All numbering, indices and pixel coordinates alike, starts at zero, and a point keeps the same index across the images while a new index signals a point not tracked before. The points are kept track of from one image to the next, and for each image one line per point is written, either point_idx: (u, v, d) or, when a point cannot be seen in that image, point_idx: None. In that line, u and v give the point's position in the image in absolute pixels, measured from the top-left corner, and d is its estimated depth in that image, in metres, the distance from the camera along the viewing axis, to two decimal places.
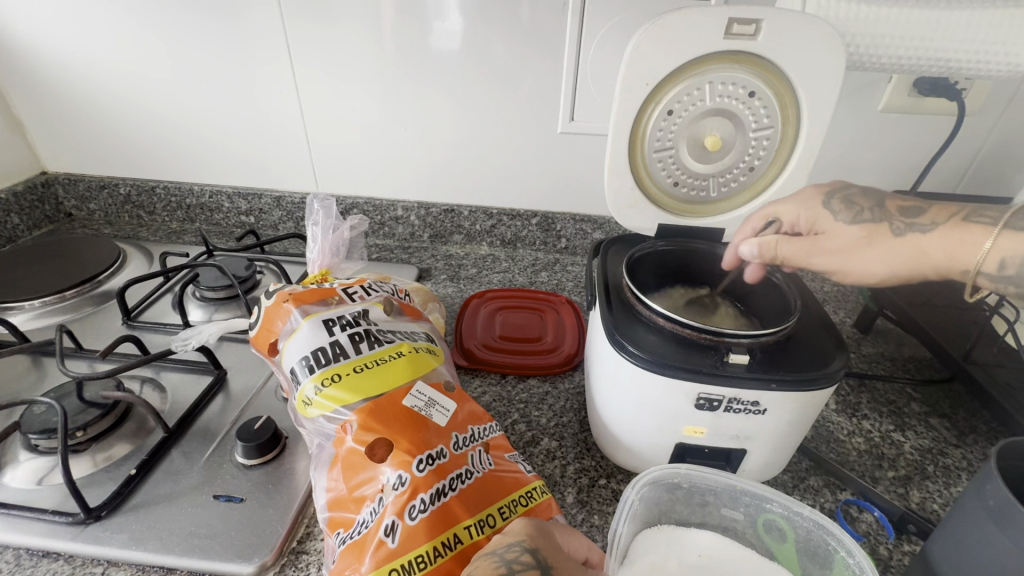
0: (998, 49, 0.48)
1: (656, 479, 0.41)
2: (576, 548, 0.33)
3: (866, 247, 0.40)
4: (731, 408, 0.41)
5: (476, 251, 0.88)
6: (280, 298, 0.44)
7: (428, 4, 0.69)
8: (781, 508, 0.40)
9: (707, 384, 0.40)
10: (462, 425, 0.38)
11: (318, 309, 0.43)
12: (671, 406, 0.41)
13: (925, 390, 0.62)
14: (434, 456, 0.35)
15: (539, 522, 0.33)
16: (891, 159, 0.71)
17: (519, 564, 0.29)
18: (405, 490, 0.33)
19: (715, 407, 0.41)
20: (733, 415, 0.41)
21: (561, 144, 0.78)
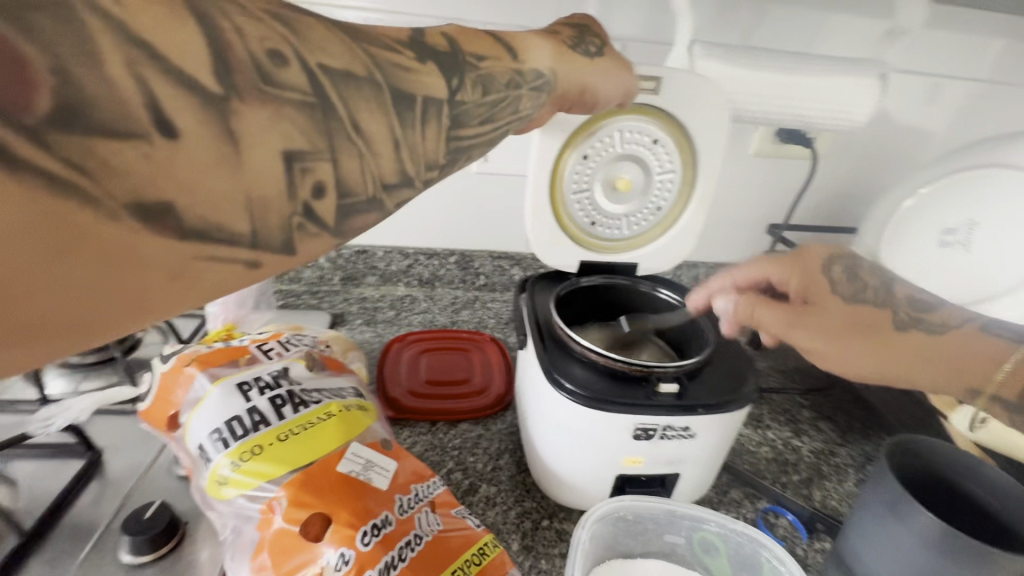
0: (842, 108, 0.58)
1: (602, 515, 0.40)
2: (610, 86, 0.46)
3: (856, 338, 0.45)
4: (666, 435, 0.42)
5: (393, 292, 0.85)
6: (181, 363, 0.39)
7: None
8: (717, 526, 0.41)
9: (643, 414, 0.42)
10: (403, 484, 0.35)
11: (230, 372, 0.39)
12: (611, 441, 0.42)
13: (811, 397, 0.71)
14: (379, 526, 0.32)
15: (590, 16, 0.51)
16: (763, 197, 0.82)
17: (588, 29, 0.47)
18: (350, 569, 0.29)
19: (651, 436, 0.42)
20: (668, 442, 0.43)
21: (476, 183, 0.79)
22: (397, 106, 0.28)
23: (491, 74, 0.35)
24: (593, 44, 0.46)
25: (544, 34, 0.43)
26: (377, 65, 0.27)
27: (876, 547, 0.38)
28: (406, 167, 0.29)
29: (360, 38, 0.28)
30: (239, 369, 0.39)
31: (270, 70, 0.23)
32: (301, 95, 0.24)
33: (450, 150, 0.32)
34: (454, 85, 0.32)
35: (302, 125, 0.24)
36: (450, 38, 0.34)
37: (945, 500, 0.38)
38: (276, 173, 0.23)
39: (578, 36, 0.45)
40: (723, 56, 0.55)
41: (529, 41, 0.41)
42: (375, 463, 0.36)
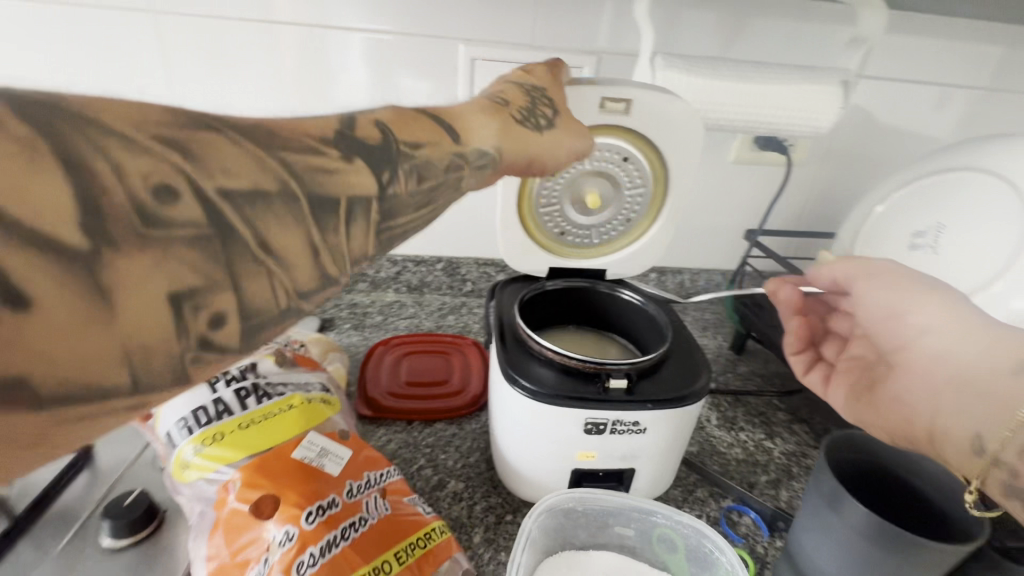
0: (805, 115, 0.59)
1: (551, 506, 0.42)
2: (561, 156, 0.49)
3: None
4: (616, 429, 0.44)
5: (382, 298, 0.88)
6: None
7: (333, 61, 0.71)
8: (665, 518, 0.42)
9: (592, 407, 0.43)
10: (355, 470, 0.38)
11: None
12: (563, 435, 0.44)
13: (788, 400, 0.71)
14: (325, 507, 0.34)
15: (559, 72, 0.52)
16: (742, 203, 0.83)
17: (541, 100, 0.48)
18: (293, 545, 0.32)
19: (602, 430, 0.44)
20: (620, 437, 0.44)
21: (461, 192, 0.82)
22: (315, 214, 0.28)
23: (428, 160, 0.36)
24: (545, 116, 0.48)
25: (492, 111, 0.44)
26: (292, 173, 0.27)
27: (813, 537, 0.39)
28: (325, 272, 0.29)
29: (270, 148, 0.27)
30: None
31: (158, 208, 0.22)
32: (195, 228, 0.23)
33: (382, 241, 0.34)
34: (384, 179, 0.33)
35: (197, 255, 0.23)
36: (383, 128, 0.35)
37: (885, 492, 0.39)
38: (158, 317, 0.22)
39: (528, 109, 0.47)
40: (685, 67, 0.57)
41: (474, 122, 0.42)
42: (329, 449, 0.38)
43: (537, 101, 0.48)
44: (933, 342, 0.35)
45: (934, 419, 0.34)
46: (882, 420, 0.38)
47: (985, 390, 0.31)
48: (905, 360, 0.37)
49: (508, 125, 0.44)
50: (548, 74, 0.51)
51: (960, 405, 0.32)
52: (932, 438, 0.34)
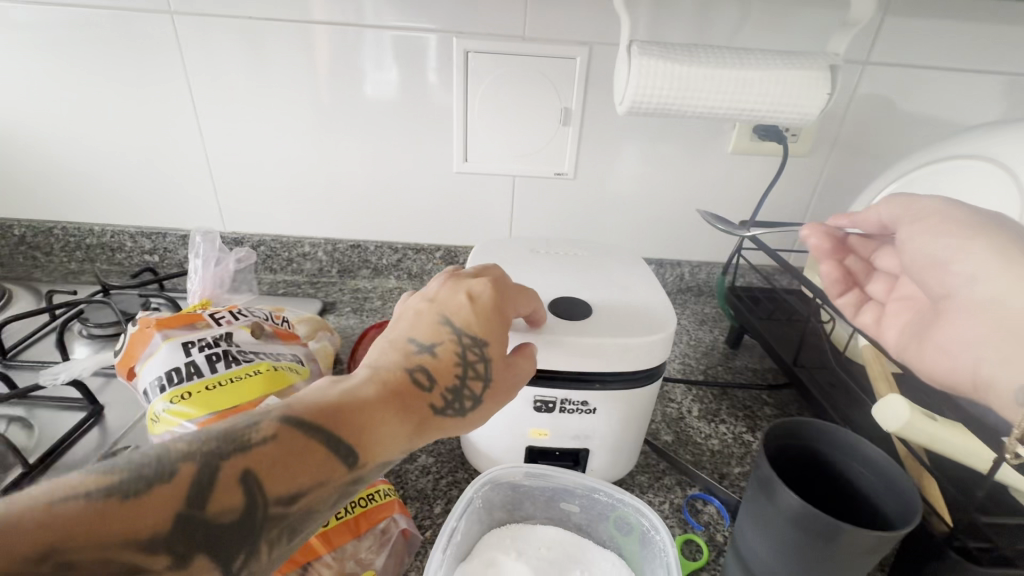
0: (791, 102, 0.58)
1: (493, 480, 0.45)
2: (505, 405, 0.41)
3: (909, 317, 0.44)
4: (566, 408, 0.45)
5: (384, 284, 0.92)
6: (146, 324, 0.46)
7: (349, 57, 0.75)
8: (607, 497, 0.44)
9: (540, 385, 0.44)
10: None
11: (182, 332, 0.46)
12: (514, 412, 0.45)
13: (777, 395, 0.70)
14: None
15: (502, 293, 0.41)
16: (742, 194, 0.82)
17: (473, 353, 0.38)
18: None
19: (551, 408, 0.45)
20: (570, 415, 0.46)
21: (457, 182, 0.84)
22: None
23: (306, 510, 0.30)
24: (472, 393, 0.38)
25: (403, 410, 0.34)
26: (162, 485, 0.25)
27: (750, 521, 0.39)
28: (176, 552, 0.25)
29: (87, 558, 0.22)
30: (190, 331, 0.46)
31: None
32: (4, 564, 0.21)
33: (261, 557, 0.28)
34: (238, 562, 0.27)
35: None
36: (252, 479, 0.28)
37: (826, 481, 0.39)
38: None
39: (453, 389, 0.37)
40: (661, 54, 0.57)
41: (379, 429, 0.33)
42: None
43: (467, 356, 0.38)
44: (979, 291, 0.35)
45: (978, 361, 0.35)
46: (928, 363, 0.40)
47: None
48: (950, 309, 0.38)
49: (424, 420, 0.36)
50: (492, 307, 0.40)
51: (1003, 355, 0.34)
52: (975, 381, 0.36)
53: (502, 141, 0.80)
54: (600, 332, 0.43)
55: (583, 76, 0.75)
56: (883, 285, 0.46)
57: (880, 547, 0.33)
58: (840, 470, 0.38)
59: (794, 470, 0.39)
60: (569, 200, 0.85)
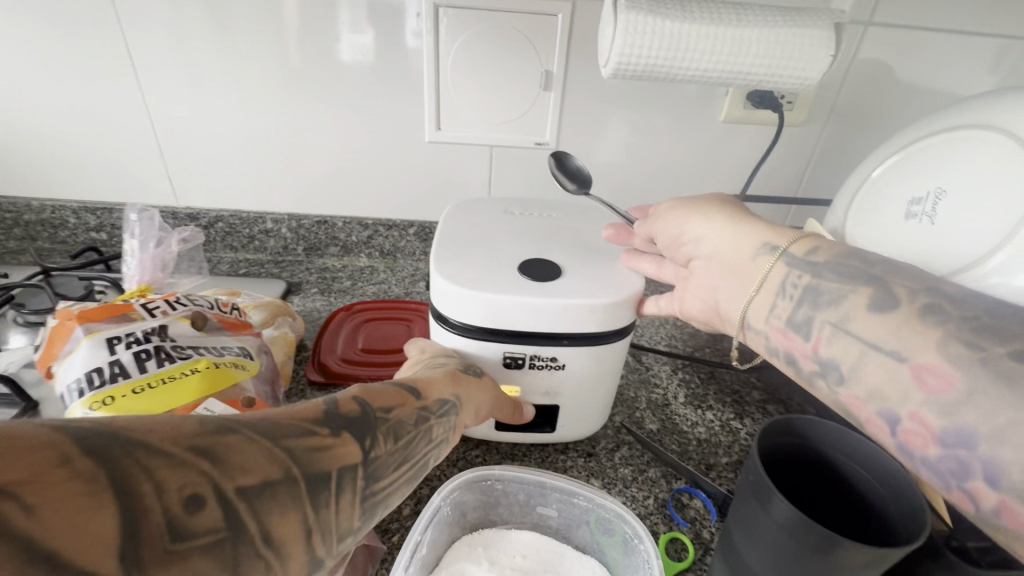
0: (790, 65, 0.53)
1: (465, 483, 0.41)
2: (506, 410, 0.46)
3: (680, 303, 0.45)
4: (535, 363, 0.46)
5: (354, 263, 0.86)
6: (65, 318, 0.40)
7: (307, 11, 0.67)
8: (586, 501, 0.41)
9: (510, 343, 0.45)
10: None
11: (108, 326, 0.40)
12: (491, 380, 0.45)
13: (765, 378, 0.67)
14: None
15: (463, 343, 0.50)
16: (732, 166, 0.78)
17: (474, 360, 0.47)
18: None
19: (521, 364, 0.46)
20: (540, 371, 0.47)
21: (431, 153, 0.78)
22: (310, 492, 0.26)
23: (400, 419, 0.35)
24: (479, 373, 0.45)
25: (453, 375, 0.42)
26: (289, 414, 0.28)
27: (741, 527, 0.37)
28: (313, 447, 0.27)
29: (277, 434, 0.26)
30: (118, 325, 0.40)
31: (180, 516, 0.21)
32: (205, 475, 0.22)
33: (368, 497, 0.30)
34: (366, 445, 0.30)
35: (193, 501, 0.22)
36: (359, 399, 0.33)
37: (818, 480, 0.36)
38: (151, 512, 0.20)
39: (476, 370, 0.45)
40: (651, 8, 0.51)
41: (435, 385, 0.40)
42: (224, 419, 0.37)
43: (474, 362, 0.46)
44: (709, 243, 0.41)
45: (716, 302, 0.41)
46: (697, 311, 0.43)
47: (743, 273, 0.39)
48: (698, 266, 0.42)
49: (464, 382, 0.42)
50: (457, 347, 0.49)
51: (732, 291, 0.40)
52: (719, 315, 0.42)
53: (478, 109, 0.74)
54: (573, 293, 0.43)
55: (566, 35, 0.68)
56: (673, 270, 0.45)
57: (876, 563, 0.31)
58: (837, 472, 0.36)
59: (787, 466, 0.37)
60: (551, 173, 0.80)
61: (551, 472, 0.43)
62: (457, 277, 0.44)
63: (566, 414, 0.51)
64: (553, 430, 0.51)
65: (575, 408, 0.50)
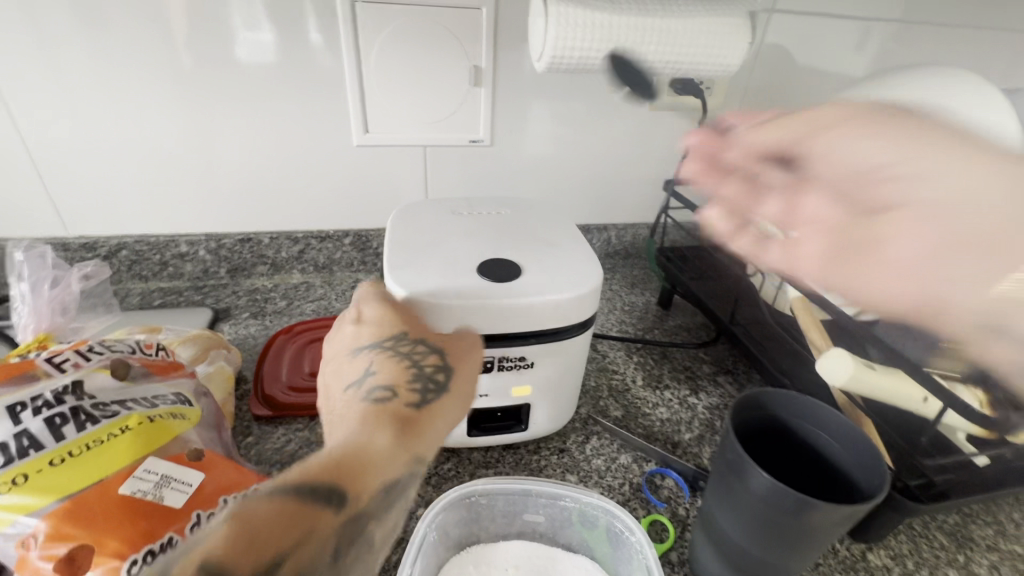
0: (714, 52, 0.55)
1: (447, 503, 0.40)
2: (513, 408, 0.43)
3: None
4: (504, 365, 0.45)
5: (287, 281, 0.80)
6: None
7: (204, 10, 0.61)
8: (571, 501, 0.41)
9: None
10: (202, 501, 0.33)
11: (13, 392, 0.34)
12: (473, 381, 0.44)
13: (712, 352, 0.71)
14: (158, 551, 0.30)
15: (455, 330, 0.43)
16: (661, 152, 0.81)
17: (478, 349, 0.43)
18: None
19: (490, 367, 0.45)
20: (509, 372, 0.46)
21: (360, 158, 0.74)
22: None
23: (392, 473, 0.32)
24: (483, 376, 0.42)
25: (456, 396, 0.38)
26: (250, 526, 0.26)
27: (721, 501, 0.38)
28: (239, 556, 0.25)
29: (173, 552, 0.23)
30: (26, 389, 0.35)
31: None
32: None
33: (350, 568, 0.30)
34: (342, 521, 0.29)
35: None
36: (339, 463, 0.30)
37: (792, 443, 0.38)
38: None
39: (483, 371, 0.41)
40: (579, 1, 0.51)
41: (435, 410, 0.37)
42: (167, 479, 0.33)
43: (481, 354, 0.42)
44: None
45: None
46: None
47: None
48: None
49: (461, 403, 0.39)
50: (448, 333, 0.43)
51: None
52: None
53: (407, 109, 0.71)
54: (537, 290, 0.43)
55: (491, 29, 0.67)
56: None
57: (847, 518, 0.33)
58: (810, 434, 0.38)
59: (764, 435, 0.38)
60: (489, 169, 0.78)
61: (532, 477, 0.42)
62: (416, 286, 0.42)
63: (538, 412, 0.50)
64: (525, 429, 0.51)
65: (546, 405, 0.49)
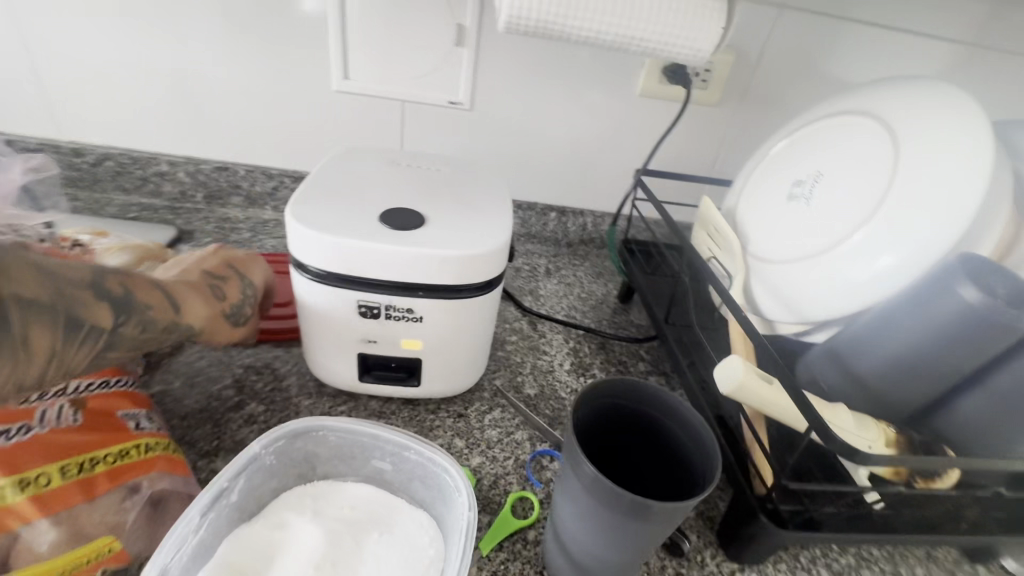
0: (680, 33, 0.52)
1: (291, 434, 0.39)
2: None
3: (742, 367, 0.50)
4: (391, 314, 0.45)
5: (259, 216, 0.82)
6: (163, 302, 0.39)
7: None
8: (416, 456, 0.39)
9: (364, 291, 0.44)
10: (48, 502, 0.30)
11: (253, 271, 0.50)
12: (357, 323, 0.46)
13: (653, 350, 0.69)
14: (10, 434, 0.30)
15: None
16: (646, 142, 0.78)
17: None
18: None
19: (377, 314, 0.45)
20: (397, 323, 0.46)
21: (338, 104, 0.74)
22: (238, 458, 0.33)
23: None
24: None
25: None
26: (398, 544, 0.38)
27: (563, 497, 0.37)
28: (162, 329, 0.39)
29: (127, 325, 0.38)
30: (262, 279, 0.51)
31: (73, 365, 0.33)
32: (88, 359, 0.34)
33: None
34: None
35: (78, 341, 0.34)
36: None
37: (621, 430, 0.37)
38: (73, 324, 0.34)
39: None
40: None
41: None
42: (44, 430, 0.31)
43: None
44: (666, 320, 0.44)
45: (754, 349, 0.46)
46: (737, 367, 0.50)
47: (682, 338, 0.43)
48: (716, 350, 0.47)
49: None
50: None
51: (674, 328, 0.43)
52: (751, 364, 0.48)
53: (388, 63, 0.71)
54: (425, 243, 0.42)
55: None
56: None
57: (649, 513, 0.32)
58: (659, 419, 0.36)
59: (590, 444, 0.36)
60: (466, 136, 0.78)
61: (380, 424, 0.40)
62: (307, 218, 0.42)
63: (431, 370, 0.50)
64: (415, 385, 0.51)
65: (439, 366, 0.50)
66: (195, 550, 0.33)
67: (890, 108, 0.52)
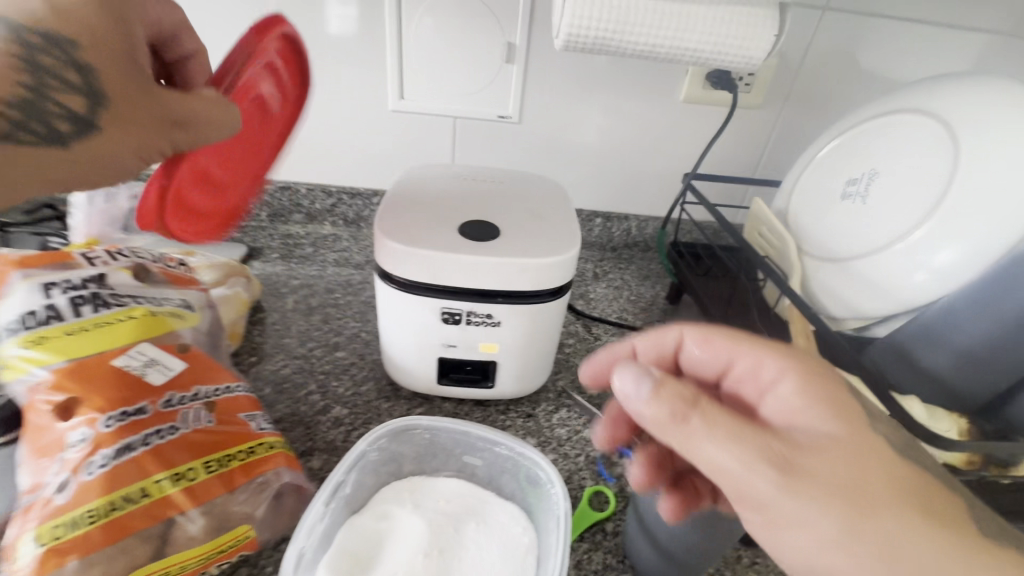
0: (732, 42, 0.54)
1: (392, 432, 0.42)
2: None
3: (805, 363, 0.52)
4: (472, 320, 0.48)
5: (318, 231, 0.86)
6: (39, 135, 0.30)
7: None
8: (506, 450, 0.42)
9: (446, 299, 0.47)
10: (199, 493, 0.34)
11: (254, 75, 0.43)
12: (438, 328, 0.49)
13: None
14: (161, 432, 0.35)
15: None
16: (691, 147, 0.80)
17: None
18: (117, 465, 0.33)
19: (458, 320, 0.48)
20: (476, 328, 0.49)
21: (393, 122, 0.78)
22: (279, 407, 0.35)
23: None
24: None
25: None
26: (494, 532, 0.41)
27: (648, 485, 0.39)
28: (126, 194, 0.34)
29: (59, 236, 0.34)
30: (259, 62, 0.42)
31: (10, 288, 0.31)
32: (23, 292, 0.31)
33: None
34: None
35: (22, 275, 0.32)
36: None
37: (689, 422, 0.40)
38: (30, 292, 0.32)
39: None
40: None
41: None
42: (186, 431, 0.36)
43: None
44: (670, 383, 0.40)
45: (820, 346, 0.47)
46: None
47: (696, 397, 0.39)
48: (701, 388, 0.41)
49: None
50: None
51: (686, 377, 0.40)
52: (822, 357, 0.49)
53: (441, 83, 0.74)
54: (504, 252, 0.45)
55: (528, 6, 0.69)
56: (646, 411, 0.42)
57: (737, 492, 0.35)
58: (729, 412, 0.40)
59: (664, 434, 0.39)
60: (515, 148, 0.81)
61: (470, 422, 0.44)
62: (394, 233, 0.46)
63: (504, 371, 0.53)
64: (490, 386, 0.53)
65: (512, 368, 0.52)
66: (323, 534, 0.37)
67: (944, 105, 0.53)
